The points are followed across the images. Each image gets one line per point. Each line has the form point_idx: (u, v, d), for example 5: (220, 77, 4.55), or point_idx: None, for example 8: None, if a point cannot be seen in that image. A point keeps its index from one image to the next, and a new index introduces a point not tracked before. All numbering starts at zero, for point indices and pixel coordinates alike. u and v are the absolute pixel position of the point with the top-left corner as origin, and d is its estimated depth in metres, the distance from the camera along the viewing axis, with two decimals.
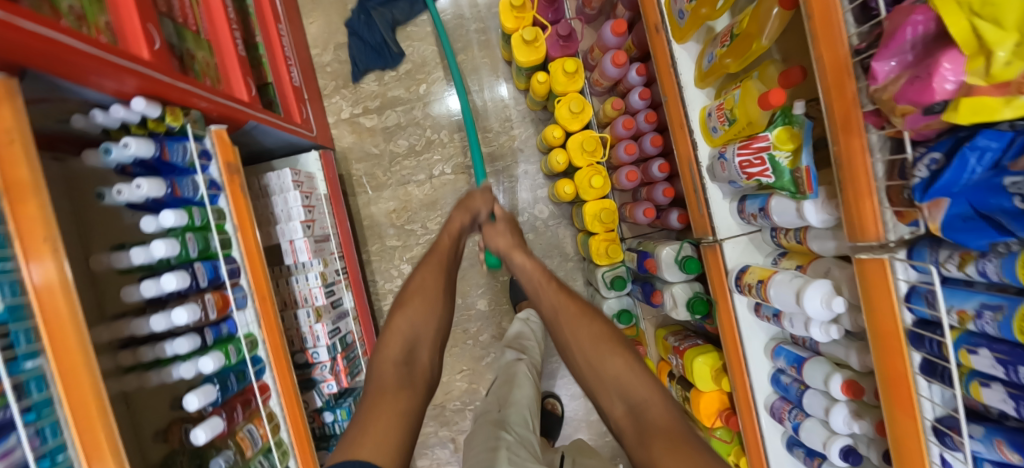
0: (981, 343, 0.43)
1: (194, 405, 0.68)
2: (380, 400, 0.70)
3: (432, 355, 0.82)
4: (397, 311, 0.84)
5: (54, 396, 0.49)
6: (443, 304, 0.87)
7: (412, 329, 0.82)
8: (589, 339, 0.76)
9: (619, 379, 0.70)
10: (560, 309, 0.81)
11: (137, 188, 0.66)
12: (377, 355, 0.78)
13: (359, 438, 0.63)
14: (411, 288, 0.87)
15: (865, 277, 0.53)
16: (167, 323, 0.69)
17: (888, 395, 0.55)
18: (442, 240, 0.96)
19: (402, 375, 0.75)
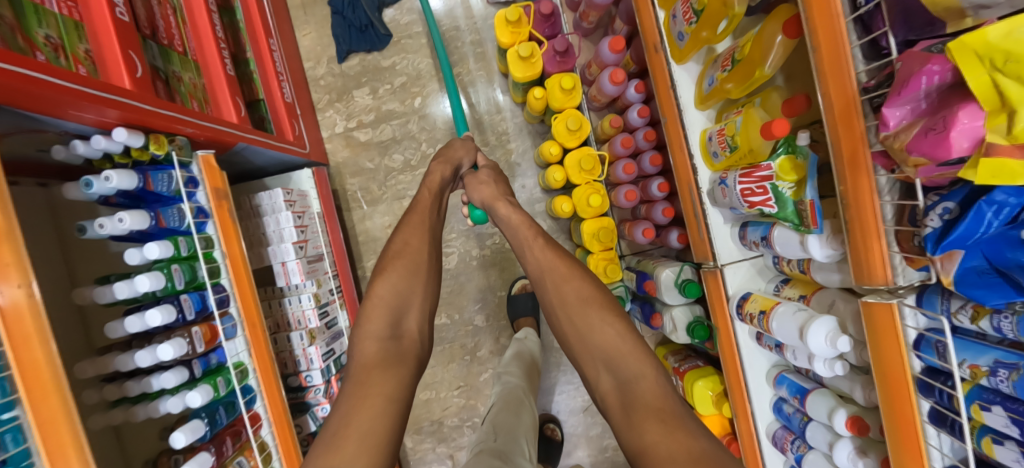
0: (994, 400, 0.41)
1: (181, 442, 0.66)
2: (364, 382, 0.62)
3: (420, 324, 0.74)
4: (378, 277, 0.76)
5: (31, 447, 0.49)
6: (427, 270, 0.79)
7: (397, 296, 0.74)
8: (577, 301, 0.69)
9: (605, 347, 0.64)
10: (545, 269, 0.74)
11: (120, 222, 0.64)
12: (358, 329, 0.70)
13: (338, 436, 0.55)
14: (393, 250, 0.79)
15: (872, 321, 0.51)
16: (153, 359, 0.67)
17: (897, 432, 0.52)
18: (421, 195, 0.88)
19: (388, 350, 0.67)
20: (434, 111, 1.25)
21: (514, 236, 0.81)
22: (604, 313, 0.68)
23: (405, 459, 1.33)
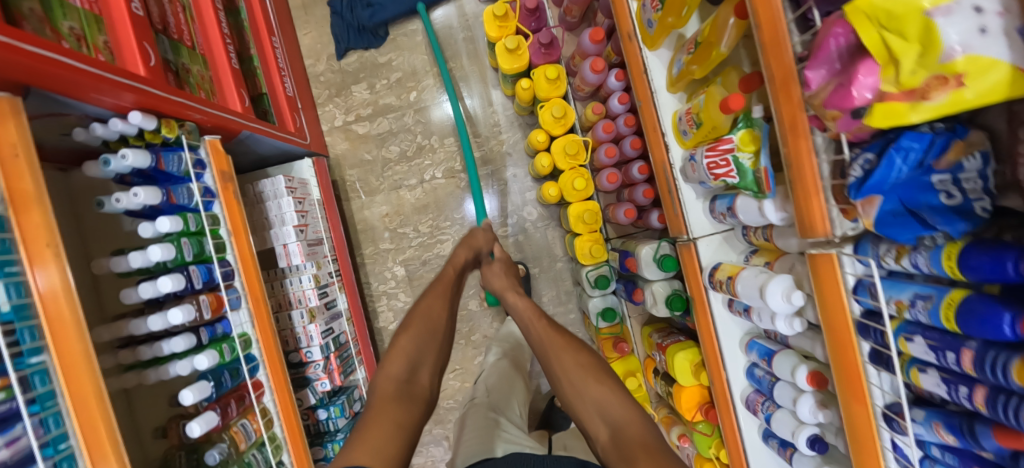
0: (917, 331, 0.46)
1: (188, 399, 0.72)
2: (381, 410, 0.72)
3: (431, 377, 0.83)
4: (403, 330, 0.88)
5: (55, 389, 0.55)
6: (442, 331, 0.91)
7: (415, 350, 0.85)
8: (574, 365, 0.79)
9: (597, 398, 0.74)
10: (546, 341, 0.85)
11: (134, 196, 0.70)
12: (381, 370, 0.81)
13: (359, 439, 0.65)
14: (417, 312, 0.93)
15: (816, 271, 0.56)
16: (164, 322, 0.73)
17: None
18: (447, 271, 1.05)
19: (403, 390, 0.77)
20: (434, 110, 1.31)
21: (520, 318, 0.95)
22: (598, 376, 0.77)
23: None
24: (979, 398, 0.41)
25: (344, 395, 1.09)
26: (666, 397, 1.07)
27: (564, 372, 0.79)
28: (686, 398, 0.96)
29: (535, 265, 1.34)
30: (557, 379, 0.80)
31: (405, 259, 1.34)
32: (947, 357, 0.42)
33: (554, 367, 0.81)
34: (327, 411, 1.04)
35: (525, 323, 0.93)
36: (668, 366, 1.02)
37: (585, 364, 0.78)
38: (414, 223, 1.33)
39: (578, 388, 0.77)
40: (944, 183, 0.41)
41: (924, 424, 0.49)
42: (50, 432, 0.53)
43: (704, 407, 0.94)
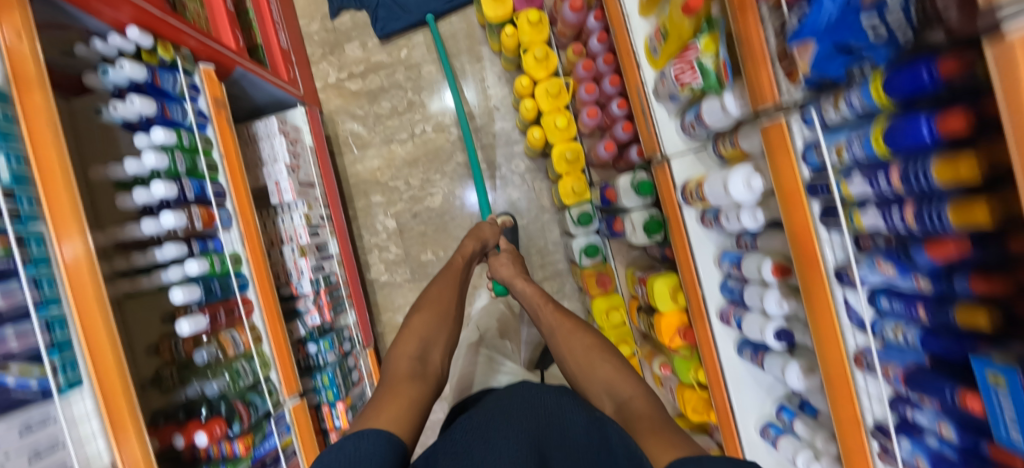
0: (855, 170, 0.48)
1: (179, 298, 0.75)
2: (396, 387, 0.76)
3: (442, 359, 0.88)
4: (415, 311, 0.93)
5: (50, 254, 0.58)
6: (452, 318, 0.96)
7: (427, 332, 0.90)
8: (581, 348, 0.84)
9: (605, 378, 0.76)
10: (555, 325, 0.92)
11: (131, 104, 0.73)
12: (394, 350, 0.85)
13: (378, 411, 0.69)
14: (428, 296, 0.98)
15: (768, 143, 0.58)
16: (156, 227, 0.76)
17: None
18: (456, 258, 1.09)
19: (416, 369, 0.81)
20: (433, 100, 1.36)
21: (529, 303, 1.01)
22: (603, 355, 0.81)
23: None
24: (909, 213, 0.43)
25: (333, 333, 1.12)
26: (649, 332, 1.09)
27: (571, 353, 0.85)
28: (666, 324, 0.99)
29: (522, 217, 1.37)
30: (567, 360, 0.85)
31: (396, 212, 1.37)
32: (880, 182, 0.45)
33: (561, 348, 0.88)
34: (317, 344, 1.06)
35: (534, 307, 1.01)
36: (648, 297, 1.04)
37: (592, 344, 0.84)
38: (405, 177, 1.37)
39: (586, 368, 0.81)
40: (875, 29, 0.42)
41: (869, 264, 0.52)
42: (44, 292, 0.56)
43: (683, 329, 0.96)
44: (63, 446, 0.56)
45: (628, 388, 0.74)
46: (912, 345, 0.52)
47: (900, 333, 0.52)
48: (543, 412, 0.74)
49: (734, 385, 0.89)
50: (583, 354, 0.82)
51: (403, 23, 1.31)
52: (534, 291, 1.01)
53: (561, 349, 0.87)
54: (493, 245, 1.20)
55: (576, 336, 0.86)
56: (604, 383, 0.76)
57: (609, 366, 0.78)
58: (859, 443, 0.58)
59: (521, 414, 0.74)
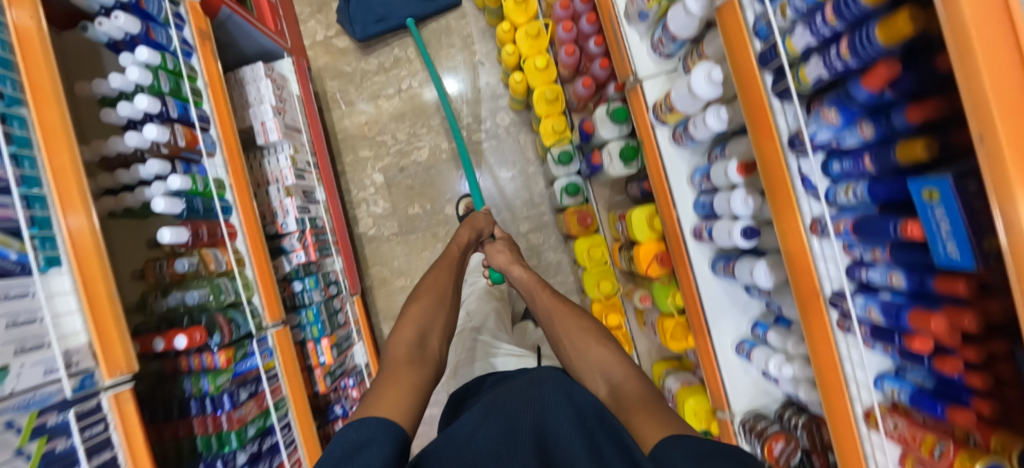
0: (800, 24, 0.50)
1: (160, 207, 0.77)
2: (395, 371, 0.75)
3: (441, 344, 0.87)
4: (413, 299, 0.93)
5: (31, 137, 0.60)
6: (449, 303, 0.96)
7: (425, 318, 0.89)
8: (578, 330, 0.85)
9: (599, 359, 0.78)
10: (552, 309, 0.92)
11: (115, 21, 0.75)
12: (393, 335, 0.85)
13: (377, 397, 0.69)
14: (424, 283, 0.98)
15: (724, 24, 0.61)
16: (139, 140, 0.78)
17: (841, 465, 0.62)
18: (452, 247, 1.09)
19: (414, 354, 0.81)
20: (426, 88, 1.39)
21: (527, 289, 1.02)
22: (598, 337, 0.82)
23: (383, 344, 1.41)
24: (844, 47, 0.45)
25: (318, 272, 1.14)
26: (630, 269, 1.10)
27: (567, 335, 0.86)
28: (644, 254, 1.00)
29: (508, 169, 1.39)
30: (562, 344, 0.87)
31: (384, 166, 1.39)
32: (818, 24, 0.47)
33: (558, 332, 0.88)
34: (302, 282, 1.08)
35: (530, 293, 1.01)
36: (628, 232, 1.06)
37: (587, 329, 0.85)
38: (392, 131, 1.39)
39: (582, 351, 0.83)
40: None
41: (815, 120, 0.53)
42: (24, 169, 0.58)
43: (660, 255, 0.97)
44: (39, 321, 0.57)
45: (623, 369, 0.76)
46: (861, 201, 0.53)
47: (851, 192, 0.53)
48: (546, 413, 0.68)
49: (711, 305, 0.90)
50: (580, 338, 0.83)
51: (387, 27, 1.34)
52: (530, 276, 1.02)
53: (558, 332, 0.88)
54: (487, 235, 1.23)
55: (573, 320, 0.87)
56: (598, 364, 0.78)
57: (602, 349, 0.80)
58: (834, 366, 0.59)
59: (526, 413, 0.68)
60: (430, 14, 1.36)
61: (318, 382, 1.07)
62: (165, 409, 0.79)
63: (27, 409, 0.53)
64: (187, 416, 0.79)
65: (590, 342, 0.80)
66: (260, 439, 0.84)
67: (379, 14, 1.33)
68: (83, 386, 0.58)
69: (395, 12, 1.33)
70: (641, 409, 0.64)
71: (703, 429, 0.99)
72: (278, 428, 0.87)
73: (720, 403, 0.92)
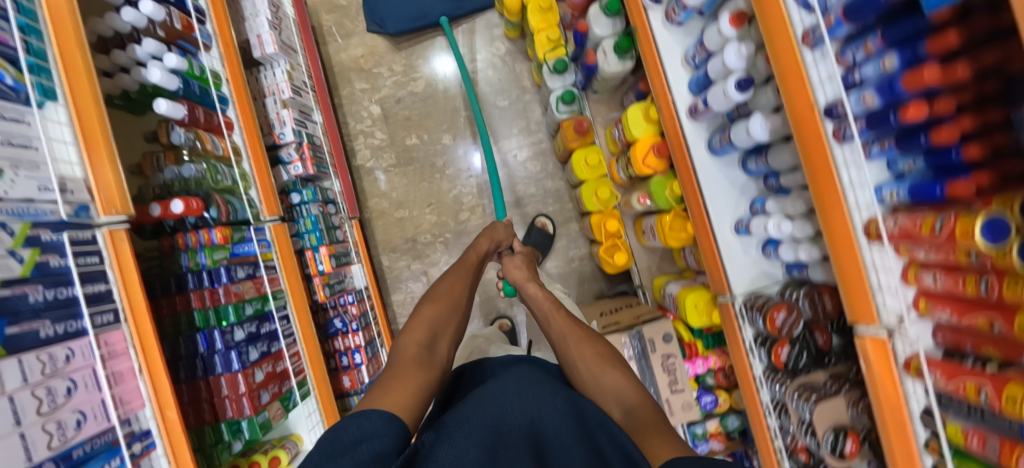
0: None
1: (155, 77, 0.76)
2: (401, 371, 0.71)
3: (449, 349, 0.85)
4: (427, 302, 0.90)
5: None
6: (461, 310, 0.93)
7: (436, 322, 0.87)
8: (593, 354, 0.81)
9: (614, 385, 0.73)
10: (566, 331, 0.89)
11: None
12: (403, 335, 0.81)
13: (383, 391, 0.65)
14: (439, 288, 0.95)
15: None
16: (140, 18, 0.76)
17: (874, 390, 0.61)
18: (471, 253, 1.08)
19: (423, 356, 0.77)
20: (425, 64, 1.40)
21: (540, 308, 1.00)
22: (612, 363, 0.78)
23: (382, 276, 1.41)
24: None
25: (315, 186, 1.14)
26: (629, 175, 1.10)
27: (583, 360, 0.80)
28: (640, 151, 0.99)
29: (505, 98, 1.39)
30: (575, 369, 0.81)
31: (381, 97, 1.40)
32: None
33: (572, 354, 0.84)
34: (300, 194, 1.08)
35: (543, 312, 0.99)
36: (625, 134, 1.06)
37: (606, 354, 0.80)
38: (388, 63, 1.40)
39: (595, 375, 0.77)
40: None
41: None
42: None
43: (657, 146, 0.97)
44: (33, 149, 0.56)
45: (637, 395, 0.71)
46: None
47: None
48: (538, 413, 0.63)
49: (708, 188, 0.90)
50: (593, 362, 0.78)
51: (422, 26, 1.35)
52: (546, 296, 0.99)
53: (571, 354, 0.84)
54: (506, 247, 1.22)
55: (589, 342, 0.83)
56: (613, 390, 0.73)
57: (617, 375, 0.75)
58: (831, 182, 0.58)
59: (519, 412, 0.62)
60: (464, 15, 1.36)
61: (318, 291, 1.07)
62: (163, 284, 0.78)
63: (21, 217, 0.52)
64: (185, 291, 0.78)
65: (603, 365, 0.76)
66: (258, 322, 0.83)
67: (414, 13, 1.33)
68: (78, 215, 0.58)
69: (427, 12, 1.34)
70: (653, 430, 0.60)
71: (704, 323, 0.99)
72: (276, 316, 0.88)
73: (721, 288, 0.91)
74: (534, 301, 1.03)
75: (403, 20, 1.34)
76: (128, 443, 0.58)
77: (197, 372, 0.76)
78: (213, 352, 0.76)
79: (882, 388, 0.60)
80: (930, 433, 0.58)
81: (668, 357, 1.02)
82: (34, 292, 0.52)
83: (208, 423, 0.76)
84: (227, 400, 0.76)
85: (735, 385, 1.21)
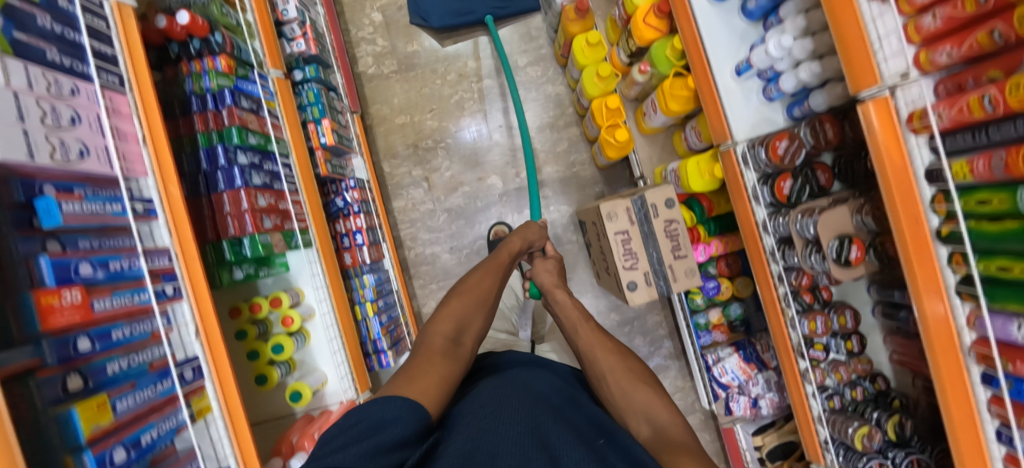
0: None
1: None
2: (424, 362, 0.71)
3: (474, 345, 0.83)
4: (454, 294, 0.88)
5: None
6: (490, 305, 0.91)
7: (464, 315, 0.84)
8: (623, 368, 0.80)
9: (643, 403, 0.73)
10: (595, 344, 0.86)
11: None
12: (429, 327, 0.80)
13: (407, 381, 0.65)
14: (469, 280, 0.92)
15: None
16: None
17: (925, 332, 0.60)
18: (501, 252, 1.04)
19: (448, 349, 0.77)
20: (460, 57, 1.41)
21: (567, 318, 0.97)
22: (641, 381, 0.78)
23: (383, 182, 1.40)
24: None
25: (318, 67, 1.13)
26: (628, 52, 1.11)
27: (614, 374, 0.80)
28: (641, 17, 0.99)
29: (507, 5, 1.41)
30: (604, 384, 0.81)
31: (383, 5, 1.41)
32: None
33: (601, 364, 0.83)
34: (303, 71, 1.08)
35: (571, 321, 0.97)
36: (625, 9, 1.07)
37: (637, 371, 0.80)
38: None
39: (625, 391, 0.77)
40: None
41: None
42: None
43: (658, 6, 0.97)
44: None
45: (667, 415, 0.71)
46: None
47: None
48: (543, 415, 0.63)
49: (709, 36, 0.90)
50: (624, 375, 0.79)
51: (467, 22, 1.35)
52: (574, 305, 0.98)
53: (601, 365, 0.83)
54: (538, 249, 1.21)
55: (620, 357, 0.83)
56: (642, 407, 0.73)
57: (648, 393, 0.75)
58: None
59: (528, 408, 0.64)
60: (507, 15, 1.36)
61: (320, 164, 1.06)
62: (168, 107, 0.79)
63: None
64: (189, 114, 0.78)
65: (636, 382, 0.75)
66: (260, 157, 0.82)
67: (465, 9, 1.33)
68: None
69: (471, 11, 1.34)
70: (684, 451, 0.61)
71: (707, 180, 0.99)
72: (278, 158, 0.87)
73: (722, 136, 0.91)
74: (561, 308, 1.01)
75: (447, 13, 1.34)
76: (129, 198, 0.57)
77: (200, 189, 0.76)
78: (216, 169, 0.75)
79: (934, 325, 0.60)
80: (937, 189, 0.58)
81: (670, 224, 1.01)
82: (41, 17, 0.51)
83: (210, 241, 0.76)
84: (229, 217, 0.75)
85: (737, 274, 1.21)
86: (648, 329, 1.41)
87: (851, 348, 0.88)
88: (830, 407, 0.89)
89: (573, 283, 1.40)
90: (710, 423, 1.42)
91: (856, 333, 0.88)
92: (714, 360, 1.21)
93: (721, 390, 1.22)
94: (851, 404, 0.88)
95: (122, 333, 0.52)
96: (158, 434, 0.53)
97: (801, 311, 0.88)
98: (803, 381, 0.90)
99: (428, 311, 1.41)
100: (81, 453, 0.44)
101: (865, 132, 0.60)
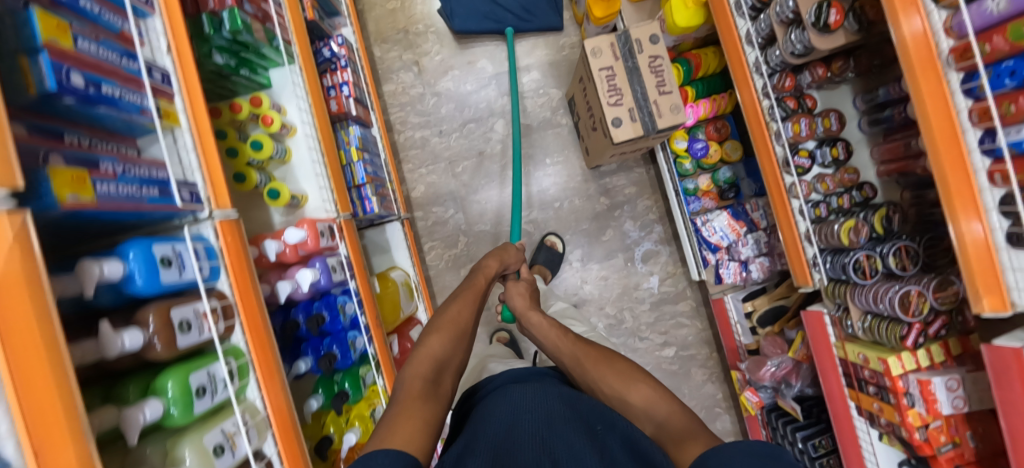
0: None
1: None
2: (406, 407, 0.68)
3: (454, 382, 0.80)
4: (431, 331, 0.84)
5: None
6: (469, 339, 0.88)
7: (443, 353, 0.81)
8: (614, 372, 0.78)
9: (644, 405, 0.70)
10: (580, 354, 0.85)
11: None
12: (407, 368, 0.76)
13: (388, 429, 0.62)
14: (447, 315, 0.89)
15: None
16: None
17: (930, 138, 0.61)
18: (478, 279, 1.01)
19: (429, 389, 0.73)
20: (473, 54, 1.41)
21: (547, 339, 0.95)
22: (638, 378, 0.75)
23: (373, 64, 1.41)
24: None
25: None
26: None
27: (603, 379, 0.78)
28: None
29: None
30: (599, 392, 0.79)
31: None
32: None
33: (591, 374, 0.80)
34: None
35: (551, 340, 0.94)
36: None
37: (625, 371, 0.77)
38: None
39: (619, 390, 0.75)
40: None
41: None
42: None
43: None
44: None
45: (667, 406, 0.69)
46: None
47: None
48: (547, 427, 0.69)
49: None
50: (613, 375, 0.77)
51: (491, 28, 1.37)
52: (550, 323, 0.96)
53: (589, 376, 0.80)
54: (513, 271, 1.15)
55: (607, 362, 0.79)
56: (643, 405, 0.70)
57: (642, 389, 0.72)
58: None
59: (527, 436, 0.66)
60: (531, 30, 1.38)
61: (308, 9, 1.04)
62: None
63: None
64: None
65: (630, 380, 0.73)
66: None
67: (493, 16, 1.36)
68: None
69: (498, 20, 1.37)
70: (691, 441, 0.59)
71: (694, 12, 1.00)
72: None
73: None
74: (537, 330, 0.99)
75: (471, 19, 1.35)
76: None
77: None
78: None
79: (973, 246, 0.60)
80: None
81: (654, 60, 1.01)
82: None
83: (188, 15, 0.74)
84: None
85: (726, 139, 1.19)
86: (637, 212, 1.39)
87: (837, 156, 0.86)
88: (816, 217, 0.87)
89: (563, 165, 1.39)
90: (701, 311, 1.40)
91: (842, 141, 0.87)
92: (703, 222, 1.18)
93: (710, 254, 1.19)
94: (836, 212, 0.86)
95: (90, 5, 0.51)
96: (122, 96, 0.52)
97: (783, 116, 0.87)
98: (789, 198, 0.88)
99: (417, 195, 1.41)
100: (38, 57, 0.43)
101: (896, 40, 0.61)
